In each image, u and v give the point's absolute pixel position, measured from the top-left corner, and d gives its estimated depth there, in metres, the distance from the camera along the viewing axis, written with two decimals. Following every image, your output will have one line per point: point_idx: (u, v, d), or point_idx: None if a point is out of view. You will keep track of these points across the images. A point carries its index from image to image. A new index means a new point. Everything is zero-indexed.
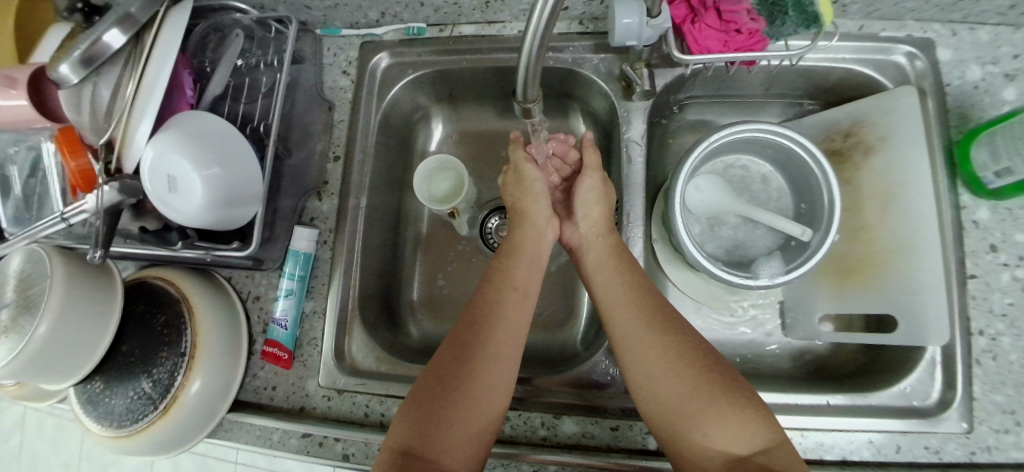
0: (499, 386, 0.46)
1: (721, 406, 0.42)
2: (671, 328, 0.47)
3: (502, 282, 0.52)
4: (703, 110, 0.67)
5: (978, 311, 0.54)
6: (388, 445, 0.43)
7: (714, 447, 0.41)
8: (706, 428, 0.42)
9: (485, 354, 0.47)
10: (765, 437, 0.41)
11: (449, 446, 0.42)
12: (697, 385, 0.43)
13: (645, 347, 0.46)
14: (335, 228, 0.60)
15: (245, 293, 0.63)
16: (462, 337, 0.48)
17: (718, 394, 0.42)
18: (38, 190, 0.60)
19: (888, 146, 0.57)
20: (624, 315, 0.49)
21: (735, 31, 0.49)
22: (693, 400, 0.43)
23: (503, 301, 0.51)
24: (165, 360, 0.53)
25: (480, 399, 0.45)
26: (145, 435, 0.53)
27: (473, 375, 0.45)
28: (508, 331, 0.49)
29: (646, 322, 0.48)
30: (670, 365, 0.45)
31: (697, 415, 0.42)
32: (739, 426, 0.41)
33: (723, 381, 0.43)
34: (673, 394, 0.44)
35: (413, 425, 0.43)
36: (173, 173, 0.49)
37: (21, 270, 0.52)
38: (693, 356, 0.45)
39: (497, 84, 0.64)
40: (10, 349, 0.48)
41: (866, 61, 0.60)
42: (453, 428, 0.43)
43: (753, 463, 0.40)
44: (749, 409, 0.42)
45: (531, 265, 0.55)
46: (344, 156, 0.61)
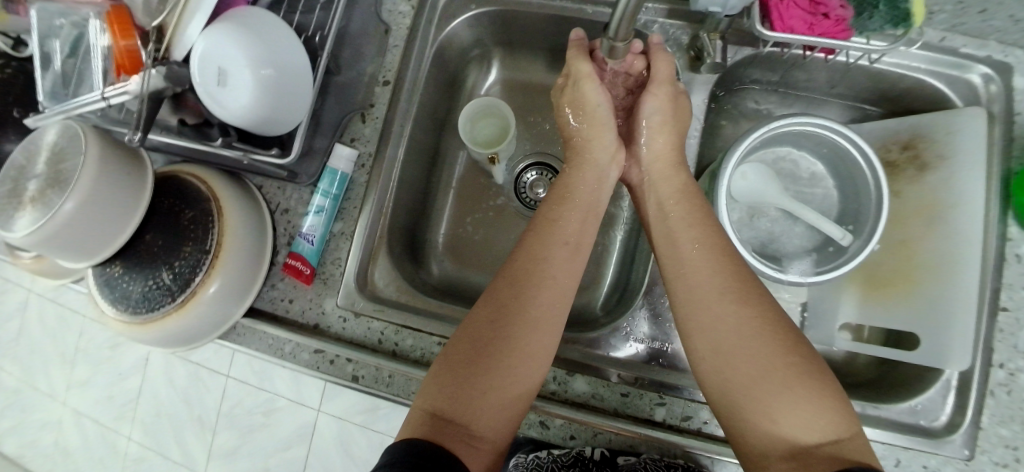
0: (536, 351, 0.45)
1: (795, 392, 0.40)
2: (753, 301, 0.44)
3: (551, 239, 0.50)
4: (761, 98, 0.66)
5: (1001, 344, 0.53)
6: (421, 406, 0.43)
7: (780, 431, 0.40)
8: (774, 409, 0.41)
9: (525, 316, 0.46)
10: (838, 428, 0.40)
11: (484, 413, 0.43)
12: (772, 365, 0.42)
13: (719, 319, 0.44)
14: (375, 153, 0.58)
15: (274, 205, 0.62)
16: (504, 299, 0.47)
17: (795, 378, 0.41)
18: (78, 69, 0.58)
19: (946, 164, 0.56)
20: (697, 284, 0.46)
21: (823, 15, 0.48)
22: (766, 386, 0.41)
23: (553, 259, 0.49)
24: (188, 256, 0.54)
25: (519, 363, 0.44)
26: (160, 325, 0.54)
27: (512, 342, 0.45)
28: (552, 291, 0.48)
29: (725, 290, 0.45)
30: (743, 345, 0.43)
31: (767, 397, 0.41)
32: (811, 415, 0.40)
33: (803, 365, 0.41)
34: (741, 375, 0.42)
35: (445, 391, 0.43)
36: (224, 67, 0.48)
37: (55, 144, 0.52)
38: (774, 336, 0.43)
39: (558, 35, 0.62)
40: (35, 219, 0.48)
41: (939, 75, 0.58)
42: (490, 395, 0.43)
43: (819, 454, 0.39)
44: (825, 397, 0.40)
45: (586, 215, 0.53)
46: (394, 82, 0.60)
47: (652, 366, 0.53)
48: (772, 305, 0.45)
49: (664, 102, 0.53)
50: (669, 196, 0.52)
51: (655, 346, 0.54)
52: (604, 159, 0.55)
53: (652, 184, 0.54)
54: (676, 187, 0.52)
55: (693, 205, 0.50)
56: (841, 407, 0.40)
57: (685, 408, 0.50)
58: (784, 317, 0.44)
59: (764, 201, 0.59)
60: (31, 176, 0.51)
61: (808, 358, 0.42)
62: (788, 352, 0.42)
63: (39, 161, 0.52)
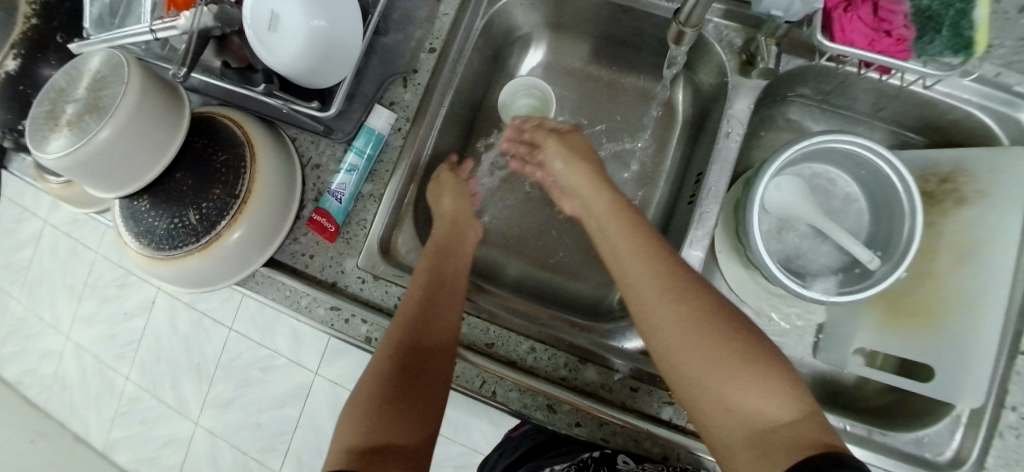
0: (439, 367, 0.47)
1: (746, 376, 0.39)
2: (688, 293, 0.44)
3: (433, 278, 0.52)
4: (804, 113, 0.65)
5: (1016, 386, 0.52)
6: (336, 448, 0.42)
7: (738, 420, 0.39)
8: (728, 398, 0.39)
9: (426, 336, 0.48)
10: (794, 411, 0.38)
11: (400, 430, 0.42)
12: (717, 352, 0.40)
13: (660, 319, 0.43)
14: (413, 118, 0.57)
15: (306, 159, 0.62)
16: (408, 320, 0.49)
17: (743, 362, 0.40)
18: (127, 2, 0.60)
19: (985, 201, 0.55)
20: (645, 289, 0.45)
21: (885, 33, 0.47)
22: (716, 373, 0.40)
23: (443, 294, 0.51)
24: (216, 199, 0.54)
25: (423, 390, 0.45)
26: (182, 264, 0.54)
27: (420, 371, 0.46)
28: (447, 321, 0.50)
29: (664, 287, 0.44)
30: (693, 340, 0.41)
31: (719, 387, 0.40)
32: (764, 399, 0.38)
33: (745, 348, 0.40)
34: (691, 370, 0.41)
35: (362, 414, 0.43)
36: (276, 11, 0.48)
37: (98, 71, 0.52)
38: (714, 325, 0.42)
39: (608, 24, 0.62)
40: (70, 143, 0.48)
41: (990, 110, 0.57)
42: (402, 422, 0.43)
43: (777, 439, 0.37)
44: (775, 379, 0.39)
45: (456, 254, 0.55)
46: (441, 51, 0.58)
47: None
48: (709, 293, 0.44)
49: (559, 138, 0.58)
50: (606, 218, 0.52)
51: None
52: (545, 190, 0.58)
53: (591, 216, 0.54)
54: (605, 204, 0.52)
55: (638, 226, 0.49)
56: (796, 389, 0.39)
57: None
58: (723, 301, 0.44)
59: (795, 216, 0.59)
60: (70, 100, 0.51)
61: (757, 341, 0.41)
62: (734, 337, 0.41)
63: (80, 86, 0.52)
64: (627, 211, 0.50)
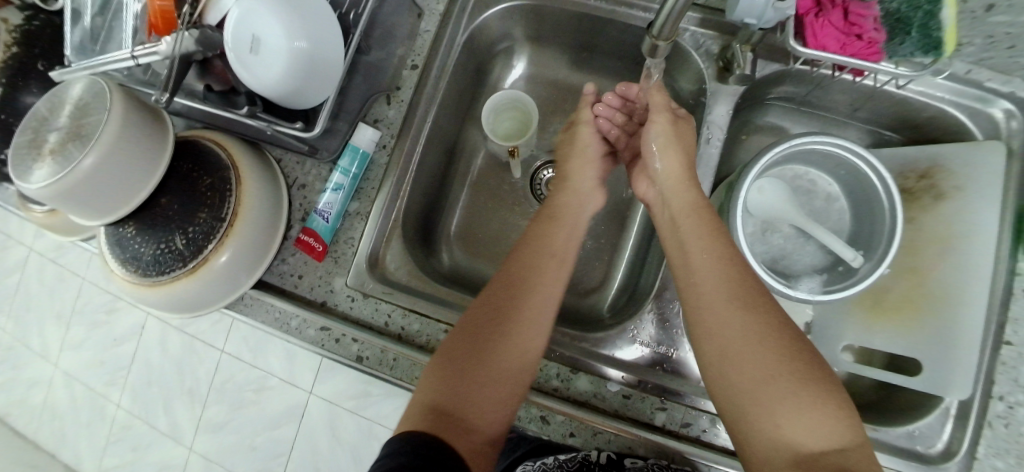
0: (529, 351, 0.47)
1: (802, 397, 0.40)
2: (760, 306, 0.44)
3: (540, 247, 0.52)
4: (783, 115, 0.67)
5: (1002, 376, 0.54)
6: (417, 401, 0.45)
7: (786, 439, 0.40)
8: (778, 415, 0.40)
9: (521, 315, 0.48)
10: (844, 438, 0.39)
11: (476, 406, 0.44)
12: (778, 369, 0.41)
13: (725, 321, 0.44)
14: (398, 135, 0.58)
15: (292, 179, 0.62)
16: (499, 296, 0.49)
17: (802, 384, 0.40)
18: (107, 27, 0.59)
19: (961, 195, 0.57)
20: (709, 288, 0.46)
21: (856, 37, 0.48)
22: (770, 388, 0.41)
23: (540, 267, 0.51)
24: (202, 222, 0.54)
25: (508, 365, 0.46)
26: (168, 289, 0.54)
27: (506, 343, 0.46)
28: (540, 297, 0.49)
29: (736, 294, 0.45)
30: (754, 348, 0.42)
31: (773, 402, 0.40)
32: (817, 423, 0.39)
33: (809, 371, 0.41)
34: (746, 380, 0.42)
35: (441, 384, 0.45)
36: (258, 34, 0.48)
37: (80, 98, 0.51)
38: (780, 342, 0.42)
39: (588, 35, 0.62)
40: (54, 171, 0.48)
41: (962, 106, 0.58)
42: (480, 392, 0.45)
43: (824, 462, 0.38)
44: (833, 405, 0.40)
45: (574, 232, 0.55)
46: (422, 67, 0.59)
47: (655, 370, 0.53)
48: (780, 312, 0.44)
49: (665, 127, 0.54)
50: (681, 210, 0.51)
51: (659, 350, 0.54)
52: (585, 192, 0.59)
53: (665, 203, 0.54)
54: (688, 201, 0.51)
55: (704, 219, 0.49)
56: (848, 417, 0.40)
57: (685, 414, 0.51)
58: (792, 322, 0.44)
59: (778, 218, 0.60)
60: (53, 128, 0.51)
61: (816, 364, 0.42)
62: (799, 358, 0.41)
63: (63, 114, 0.52)
64: (702, 212, 0.50)
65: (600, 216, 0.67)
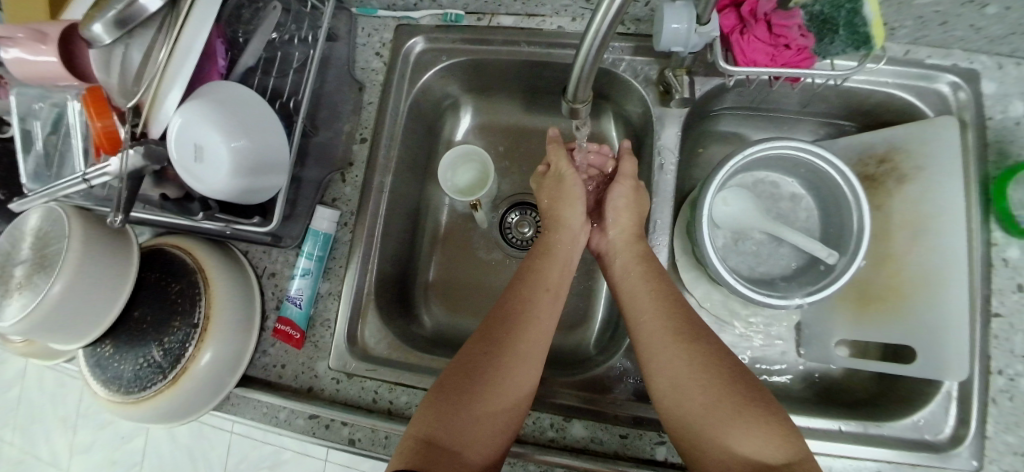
0: (522, 387, 0.46)
1: (748, 417, 0.42)
2: (695, 338, 0.47)
3: (535, 284, 0.52)
4: (735, 122, 0.67)
5: (998, 350, 0.53)
6: (410, 434, 0.44)
7: (738, 454, 0.42)
8: (730, 438, 0.42)
9: (516, 350, 0.47)
10: (791, 450, 0.41)
11: (471, 441, 0.43)
12: (720, 395, 0.43)
13: (671, 356, 0.46)
14: (356, 211, 0.59)
15: (261, 269, 0.63)
16: (490, 330, 0.49)
17: (742, 406, 0.43)
18: (60, 147, 0.59)
19: (923, 175, 0.57)
20: (655, 322, 0.49)
21: (784, 46, 0.49)
22: (719, 410, 0.43)
23: (536, 303, 0.51)
24: (178, 330, 0.53)
25: (504, 396, 0.45)
26: (152, 404, 0.53)
27: (502, 375, 0.46)
28: (538, 330, 0.49)
29: (680, 334, 0.47)
30: (699, 373, 0.45)
31: (720, 426, 0.42)
32: (765, 438, 0.41)
33: (751, 391, 0.44)
34: (698, 406, 0.44)
35: (433, 419, 0.44)
36: (201, 142, 0.48)
37: (38, 229, 0.52)
38: (722, 365, 0.45)
39: (529, 78, 0.63)
40: (24, 306, 0.48)
41: (908, 87, 0.59)
42: (475, 425, 0.44)
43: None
44: (775, 422, 0.42)
45: (564, 270, 0.54)
46: (371, 139, 0.60)
47: (649, 404, 0.52)
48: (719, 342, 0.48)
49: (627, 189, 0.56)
50: (631, 263, 0.53)
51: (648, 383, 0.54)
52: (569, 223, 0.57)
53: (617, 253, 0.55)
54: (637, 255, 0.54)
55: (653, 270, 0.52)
56: (794, 433, 0.42)
57: None
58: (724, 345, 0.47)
59: (746, 225, 0.60)
60: (16, 263, 0.51)
61: (755, 383, 0.45)
62: (736, 381, 0.44)
63: (23, 246, 0.51)
64: (649, 276, 0.52)
65: None
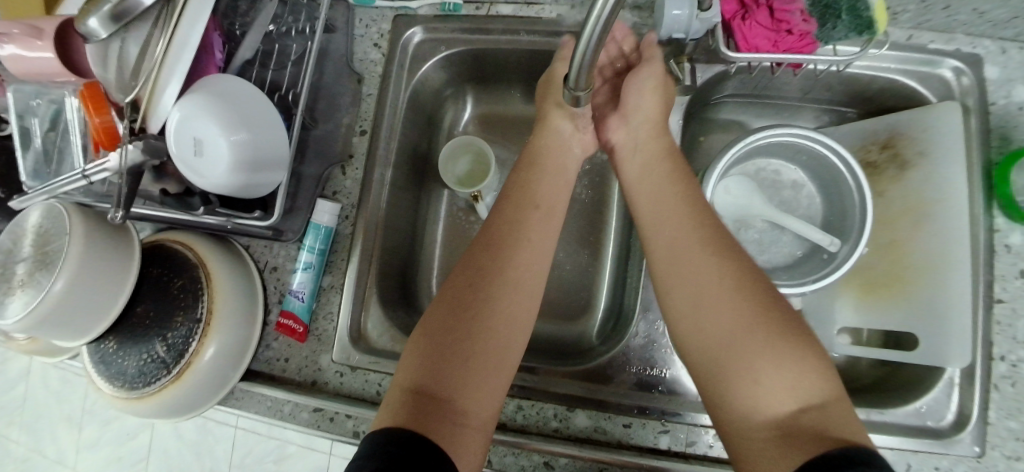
0: (511, 320, 0.46)
1: (776, 350, 0.39)
2: (719, 263, 0.44)
3: (524, 204, 0.52)
4: (737, 110, 0.67)
5: (1001, 336, 0.53)
6: (400, 384, 0.43)
7: (763, 393, 0.39)
8: (756, 373, 0.39)
9: (503, 280, 0.47)
10: (822, 393, 0.38)
11: (464, 384, 0.42)
12: (744, 327, 0.41)
13: (688, 284, 0.44)
14: (357, 204, 0.59)
15: (262, 263, 0.63)
16: (480, 262, 0.48)
17: (766, 340, 0.40)
18: (59, 144, 0.59)
19: (926, 161, 0.56)
20: (678, 244, 0.46)
21: (786, 32, 0.48)
22: (744, 339, 0.40)
23: (525, 225, 0.50)
24: (180, 326, 0.53)
25: (492, 329, 0.45)
26: (157, 399, 0.53)
27: (487, 304, 0.46)
28: (528, 258, 0.49)
29: (705, 260, 0.44)
30: (723, 299, 0.42)
31: (745, 358, 0.40)
32: (793, 377, 0.38)
33: (781, 324, 0.40)
34: (721, 332, 0.41)
35: (425, 363, 0.43)
36: (199, 136, 0.48)
37: (40, 225, 0.51)
38: (753, 293, 0.42)
39: (529, 68, 0.63)
40: (26, 304, 0.48)
41: (911, 73, 0.58)
42: (465, 368, 0.43)
43: (807, 417, 0.37)
44: (801, 358, 0.39)
45: (558, 182, 0.55)
46: (370, 130, 0.60)
47: (652, 394, 0.52)
48: (753, 266, 0.44)
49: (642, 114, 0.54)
50: (647, 169, 0.52)
51: (650, 373, 0.54)
52: (570, 146, 0.57)
53: (635, 156, 0.54)
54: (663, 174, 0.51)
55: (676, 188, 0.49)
56: (825, 371, 0.39)
57: (689, 433, 0.50)
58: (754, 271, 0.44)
59: (748, 214, 0.60)
60: (17, 260, 0.50)
61: (788, 315, 0.41)
62: (761, 310, 0.41)
63: (24, 244, 0.51)
64: (667, 194, 0.49)
65: (574, 240, 0.67)
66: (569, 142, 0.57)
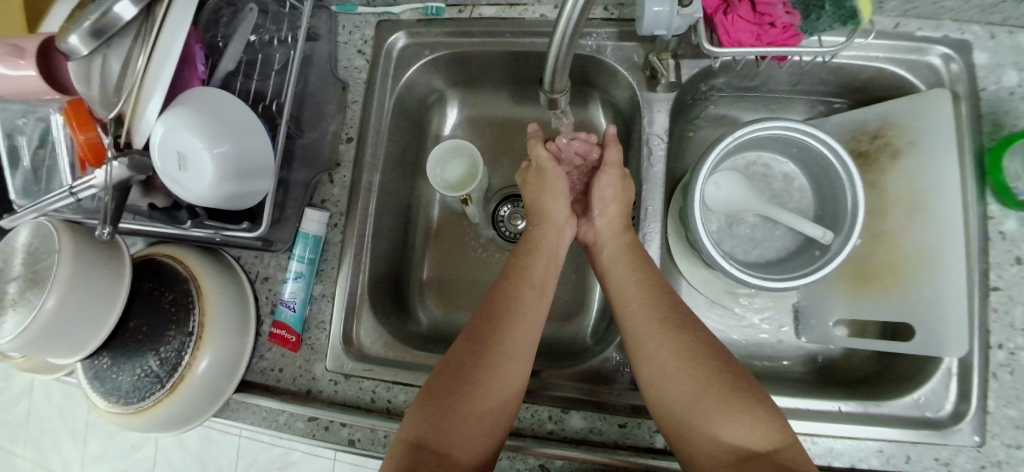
0: (510, 388, 0.46)
1: (731, 404, 0.42)
2: (681, 326, 0.47)
3: (522, 280, 0.52)
4: (726, 105, 0.66)
5: (998, 324, 0.52)
6: (400, 436, 0.44)
7: (722, 443, 0.42)
8: (713, 426, 0.42)
9: (503, 351, 0.47)
10: (776, 438, 0.41)
11: (465, 443, 0.43)
12: (707, 384, 0.44)
13: (657, 343, 0.47)
14: (346, 212, 0.59)
15: (254, 274, 0.63)
16: (478, 330, 0.49)
17: (727, 394, 0.43)
18: (47, 162, 0.59)
19: (917, 149, 0.56)
20: (639, 311, 0.49)
21: (769, 24, 0.48)
22: (702, 399, 0.43)
23: (521, 299, 0.51)
24: (173, 339, 0.53)
25: (490, 395, 0.45)
26: (152, 413, 0.53)
27: (488, 372, 0.46)
28: (525, 329, 0.49)
29: (663, 326, 0.47)
30: (680, 365, 0.45)
31: (703, 413, 0.43)
32: (748, 427, 0.41)
33: (733, 379, 0.44)
34: (681, 395, 0.44)
35: (423, 420, 0.44)
36: (184, 150, 0.48)
37: (29, 244, 0.51)
38: (706, 354, 0.45)
39: (514, 69, 0.63)
40: (18, 323, 0.48)
41: (899, 61, 0.58)
42: (462, 426, 0.44)
43: (762, 462, 0.40)
44: (760, 409, 0.42)
45: (551, 264, 0.55)
46: (357, 138, 0.60)
47: None
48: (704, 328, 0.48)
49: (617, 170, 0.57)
50: (619, 252, 0.54)
51: None
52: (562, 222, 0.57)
53: (603, 243, 0.56)
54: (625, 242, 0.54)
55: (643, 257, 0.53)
56: (778, 418, 0.42)
57: None
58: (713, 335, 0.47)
59: (739, 208, 0.60)
60: (7, 280, 0.50)
61: (739, 370, 0.44)
62: (722, 369, 0.44)
63: (13, 263, 0.51)
64: (637, 265, 0.52)
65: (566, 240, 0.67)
66: (561, 231, 0.57)
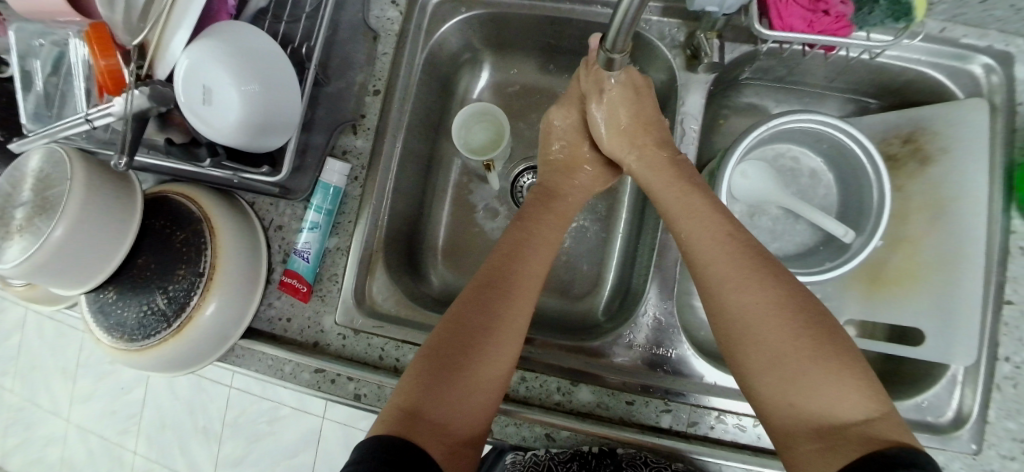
0: (506, 345, 0.45)
1: (822, 371, 0.37)
2: (770, 279, 0.41)
3: (522, 235, 0.53)
4: (759, 94, 0.66)
5: (1008, 337, 0.53)
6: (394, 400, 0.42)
7: (802, 411, 0.38)
8: (800, 393, 0.38)
9: (505, 298, 0.48)
10: (868, 408, 0.36)
11: (452, 400, 0.42)
12: (788, 344, 0.39)
13: (732, 295, 0.42)
14: (368, 166, 0.58)
15: (268, 221, 0.62)
16: (482, 286, 0.48)
17: (821, 355, 0.38)
18: (62, 88, 0.56)
19: (948, 157, 0.55)
20: (710, 252, 0.44)
21: (823, 12, 0.47)
22: (786, 359, 0.38)
23: (523, 253, 0.52)
24: (182, 279, 0.52)
25: (488, 350, 0.44)
26: (156, 351, 0.52)
27: (485, 327, 0.45)
28: (526, 282, 0.50)
29: (741, 281, 0.42)
30: (763, 323, 0.40)
31: (784, 379, 0.38)
32: (835, 394, 0.37)
33: (826, 341, 0.38)
34: (763, 354, 0.39)
35: (421, 383, 0.42)
36: (210, 85, 0.46)
37: (40, 170, 0.48)
38: (792, 317, 0.40)
39: (551, 37, 0.61)
40: (24, 249, 0.45)
41: (940, 66, 0.57)
42: (460, 390, 0.42)
43: (847, 435, 0.36)
44: (849, 373, 0.37)
45: (554, 217, 0.56)
46: (385, 91, 0.59)
47: (656, 373, 0.52)
48: (788, 282, 0.42)
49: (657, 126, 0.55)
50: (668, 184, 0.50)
51: (657, 352, 0.53)
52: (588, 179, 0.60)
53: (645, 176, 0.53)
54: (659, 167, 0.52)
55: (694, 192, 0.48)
56: (869, 383, 0.37)
57: (691, 413, 0.50)
58: (805, 288, 0.42)
59: (764, 200, 0.59)
60: (17, 205, 0.47)
61: (831, 327, 0.39)
62: (809, 325, 0.39)
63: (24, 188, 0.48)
64: (713, 217, 0.46)
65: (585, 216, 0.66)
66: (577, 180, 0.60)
